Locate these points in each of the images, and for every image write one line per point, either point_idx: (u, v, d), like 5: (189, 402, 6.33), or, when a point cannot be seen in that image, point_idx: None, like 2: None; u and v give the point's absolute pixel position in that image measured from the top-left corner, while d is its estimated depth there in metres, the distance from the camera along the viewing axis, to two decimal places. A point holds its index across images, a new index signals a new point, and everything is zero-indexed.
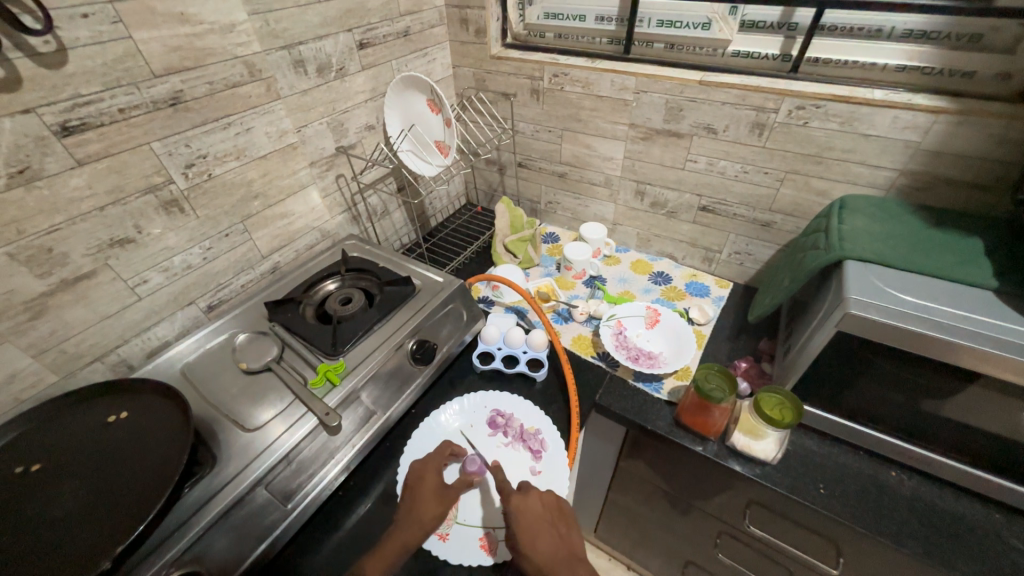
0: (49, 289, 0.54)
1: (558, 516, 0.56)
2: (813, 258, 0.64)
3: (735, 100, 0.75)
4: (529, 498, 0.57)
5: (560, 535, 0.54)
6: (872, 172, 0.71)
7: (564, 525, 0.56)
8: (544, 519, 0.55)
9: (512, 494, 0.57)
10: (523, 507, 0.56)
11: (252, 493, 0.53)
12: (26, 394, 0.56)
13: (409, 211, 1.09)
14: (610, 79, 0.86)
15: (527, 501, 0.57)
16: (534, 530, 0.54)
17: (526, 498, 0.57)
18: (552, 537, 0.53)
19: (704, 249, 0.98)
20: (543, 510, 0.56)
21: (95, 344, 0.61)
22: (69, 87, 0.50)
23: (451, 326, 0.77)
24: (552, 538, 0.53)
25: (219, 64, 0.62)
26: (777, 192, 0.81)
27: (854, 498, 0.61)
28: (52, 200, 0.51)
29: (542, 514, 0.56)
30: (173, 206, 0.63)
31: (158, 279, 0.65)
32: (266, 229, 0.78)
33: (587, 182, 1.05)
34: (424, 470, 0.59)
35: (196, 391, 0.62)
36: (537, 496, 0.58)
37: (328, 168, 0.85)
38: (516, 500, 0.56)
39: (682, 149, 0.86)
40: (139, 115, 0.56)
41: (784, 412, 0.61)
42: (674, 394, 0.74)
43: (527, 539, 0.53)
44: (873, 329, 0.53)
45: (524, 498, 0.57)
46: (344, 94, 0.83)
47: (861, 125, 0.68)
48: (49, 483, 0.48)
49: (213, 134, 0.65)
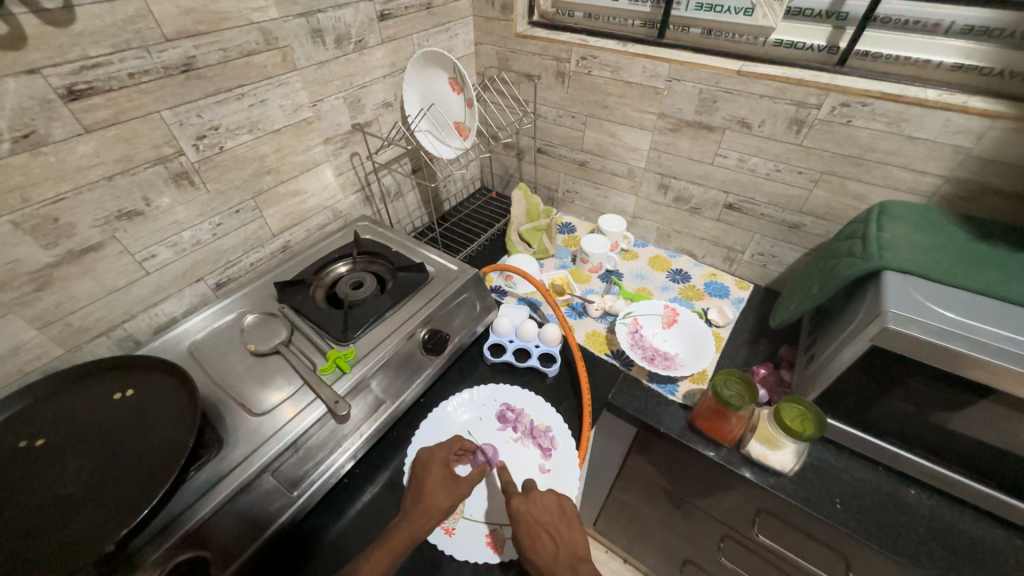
0: (54, 260, 0.52)
1: (560, 515, 0.55)
2: (847, 266, 0.61)
3: (774, 93, 0.71)
4: (529, 499, 0.55)
5: (561, 536, 0.53)
6: (915, 177, 0.67)
7: (566, 523, 0.54)
8: (545, 519, 0.54)
9: (512, 495, 0.56)
10: (524, 509, 0.54)
11: (259, 479, 0.52)
12: (31, 366, 0.54)
13: (423, 194, 1.06)
14: (642, 65, 0.81)
15: (527, 502, 0.55)
16: (534, 534, 0.52)
17: (527, 500, 0.55)
18: (552, 539, 0.52)
19: (726, 248, 0.95)
20: (545, 511, 0.55)
21: (101, 318, 0.59)
22: (77, 48, 0.47)
23: (463, 316, 0.75)
24: (553, 540, 0.52)
25: (234, 30, 0.59)
26: (810, 194, 0.77)
27: (869, 514, 0.60)
28: (58, 167, 0.49)
29: (543, 515, 0.54)
30: (183, 179, 0.61)
31: (166, 254, 0.63)
32: (277, 207, 0.76)
33: (608, 172, 1.01)
34: (432, 462, 0.58)
35: (203, 371, 0.60)
36: (539, 495, 0.56)
37: (343, 146, 0.82)
38: (516, 503, 0.55)
39: (712, 143, 0.82)
40: (149, 81, 0.53)
41: (805, 425, 0.60)
42: (689, 397, 0.72)
43: (528, 544, 0.51)
44: (915, 347, 0.50)
45: (524, 500, 0.55)
46: (362, 67, 0.79)
47: (909, 126, 0.64)
48: (53, 460, 0.47)
49: (226, 105, 0.62)
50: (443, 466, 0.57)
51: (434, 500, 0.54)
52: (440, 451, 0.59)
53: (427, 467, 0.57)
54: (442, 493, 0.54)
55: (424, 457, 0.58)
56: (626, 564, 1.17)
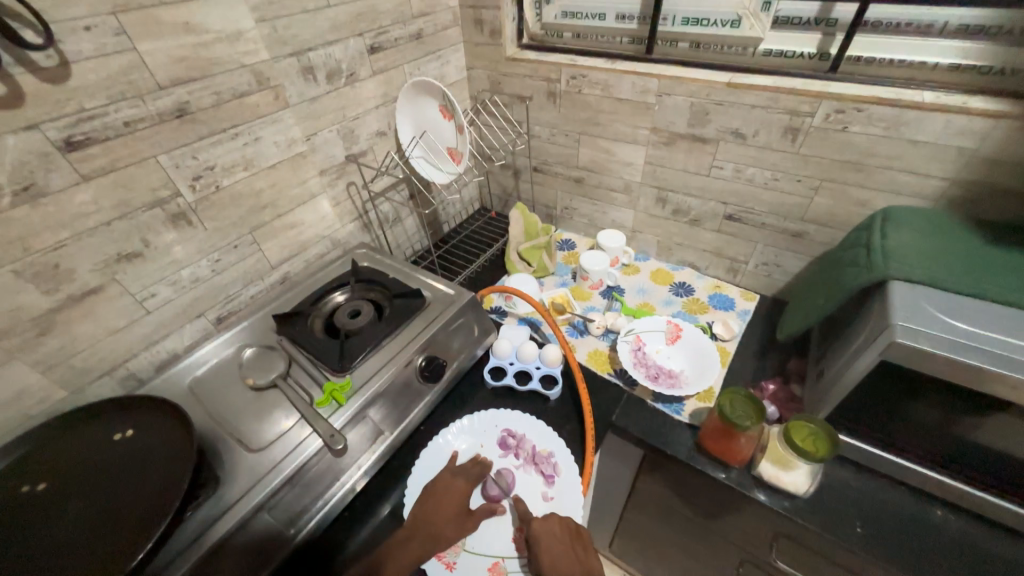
0: (56, 305, 0.54)
1: (575, 538, 0.54)
2: (853, 277, 0.59)
3: (766, 103, 0.70)
4: (548, 520, 0.56)
5: (577, 557, 0.52)
6: (919, 181, 0.65)
7: (581, 545, 0.54)
8: (562, 540, 0.54)
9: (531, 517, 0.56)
10: (543, 529, 0.54)
11: (255, 517, 0.51)
12: (34, 409, 0.56)
13: (422, 218, 1.07)
14: (631, 81, 0.81)
15: (545, 525, 0.55)
16: (553, 551, 0.51)
17: (546, 521, 0.56)
18: (569, 555, 0.52)
19: (729, 259, 0.93)
20: (561, 533, 0.55)
21: (103, 358, 0.60)
22: (73, 102, 0.49)
23: (461, 340, 0.75)
24: (569, 555, 0.51)
25: (226, 73, 0.61)
26: (811, 202, 0.76)
27: (895, 537, 0.56)
28: (57, 216, 0.51)
29: (560, 537, 0.54)
30: (181, 219, 0.62)
31: (166, 292, 0.64)
32: (275, 240, 0.77)
33: (604, 187, 1.01)
34: (454, 490, 0.58)
35: (202, 408, 0.61)
36: (558, 518, 0.56)
37: (339, 176, 0.84)
38: (536, 524, 0.55)
39: (707, 155, 0.81)
40: (144, 128, 0.55)
41: (817, 444, 0.57)
42: (696, 416, 0.70)
43: (546, 559, 0.50)
44: (930, 362, 0.47)
45: (543, 520, 0.55)
46: (355, 100, 0.81)
47: (908, 130, 0.62)
48: (51, 505, 0.48)
49: (220, 145, 0.63)
50: (461, 494, 0.58)
51: (441, 525, 0.55)
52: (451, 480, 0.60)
53: (442, 495, 0.58)
54: (448, 522, 0.55)
55: (441, 485, 0.59)
56: None
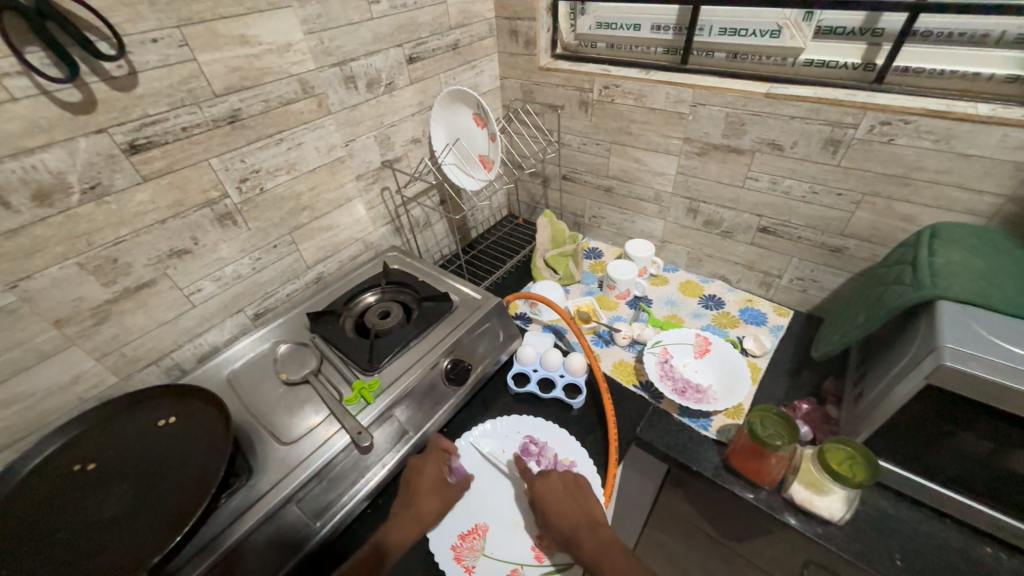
0: (113, 296, 0.58)
1: (577, 490, 0.57)
2: (896, 295, 0.57)
3: (806, 114, 0.69)
4: (549, 479, 0.59)
5: (582, 510, 0.55)
6: (972, 197, 0.62)
7: (582, 498, 0.56)
8: (565, 496, 0.57)
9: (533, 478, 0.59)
10: (546, 489, 0.57)
11: (283, 509, 0.53)
12: (88, 393, 0.59)
13: (451, 223, 1.09)
14: (665, 91, 0.81)
15: (545, 481, 0.58)
16: (559, 508, 0.55)
17: (547, 480, 0.59)
18: (574, 510, 0.55)
19: (762, 273, 0.90)
20: (563, 488, 0.58)
21: (151, 348, 0.64)
22: (138, 108, 0.52)
23: (486, 345, 0.75)
24: (574, 512, 0.55)
25: (275, 82, 0.64)
26: (852, 216, 0.73)
27: (938, 573, 0.53)
28: (119, 213, 0.55)
29: (563, 492, 0.57)
30: (227, 219, 0.66)
31: (210, 288, 0.68)
32: (312, 241, 0.80)
33: (634, 197, 1.00)
34: (427, 462, 0.61)
35: (239, 399, 0.63)
36: (555, 474, 0.59)
37: (373, 181, 0.86)
38: (538, 485, 0.58)
39: (741, 166, 0.80)
40: (199, 133, 0.58)
41: (855, 469, 0.54)
42: (724, 433, 0.69)
43: (554, 519, 0.54)
44: (980, 388, 0.44)
45: (544, 480, 0.58)
46: (392, 107, 0.84)
47: (960, 143, 0.59)
48: (99, 485, 0.51)
49: (267, 150, 0.67)
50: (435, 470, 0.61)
51: (424, 505, 0.57)
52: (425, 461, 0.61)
53: (418, 469, 0.60)
54: (429, 497, 0.58)
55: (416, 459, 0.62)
56: None
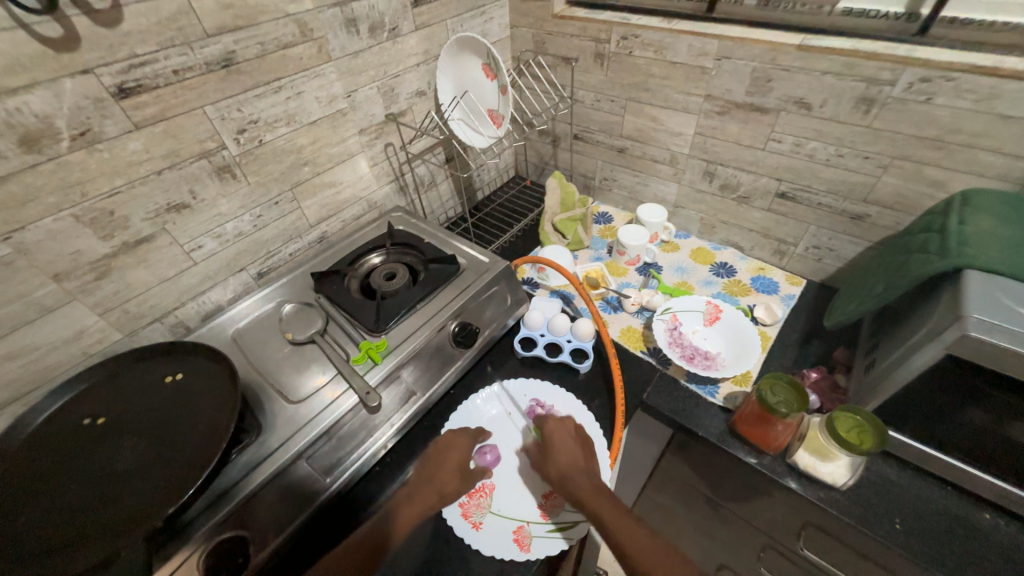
0: (112, 251, 0.56)
1: (582, 439, 0.58)
2: (921, 263, 0.55)
3: (840, 69, 0.64)
4: (559, 421, 0.60)
5: (582, 455, 0.56)
6: (1007, 162, 0.58)
7: (585, 449, 0.57)
8: (568, 439, 0.58)
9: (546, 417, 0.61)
10: (552, 428, 0.59)
11: (293, 465, 0.53)
12: (94, 349, 0.59)
13: (456, 184, 1.06)
14: (688, 42, 0.75)
15: (557, 422, 0.60)
16: (560, 447, 0.56)
17: (557, 421, 0.60)
18: (573, 454, 0.55)
19: (777, 240, 0.88)
20: (569, 433, 0.58)
21: (155, 305, 0.63)
22: (125, 47, 0.49)
23: (493, 308, 0.74)
24: (573, 454, 0.55)
25: (270, 23, 0.59)
26: (878, 181, 0.70)
27: (936, 538, 0.54)
28: (112, 162, 0.52)
29: (568, 435, 0.58)
30: (226, 172, 0.63)
31: (211, 245, 0.66)
32: (314, 198, 0.77)
33: (648, 159, 0.96)
34: (458, 442, 0.59)
35: (245, 357, 0.63)
36: (568, 421, 0.60)
37: (377, 136, 0.82)
38: (547, 422, 0.60)
39: (764, 126, 0.76)
40: (192, 77, 0.55)
41: (862, 436, 0.54)
42: (731, 400, 0.69)
43: (551, 454, 0.56)
44: (1002, 359, 0.43)
45: (555, 421, 0.60)
46: (396, 56, 0.78)
47: (1003, 103, 0.55)
48: (110, 439, 0.51)
49: (265, 99, 0.63)
50: (465, 451, 0.58)
51: (446, 481, 0.54)
52: (454, 439, 0.59)
53: (451, 444, 0.58)
54: (454, 477, 0.55)
55: (448, 438, 0.59)
56: None
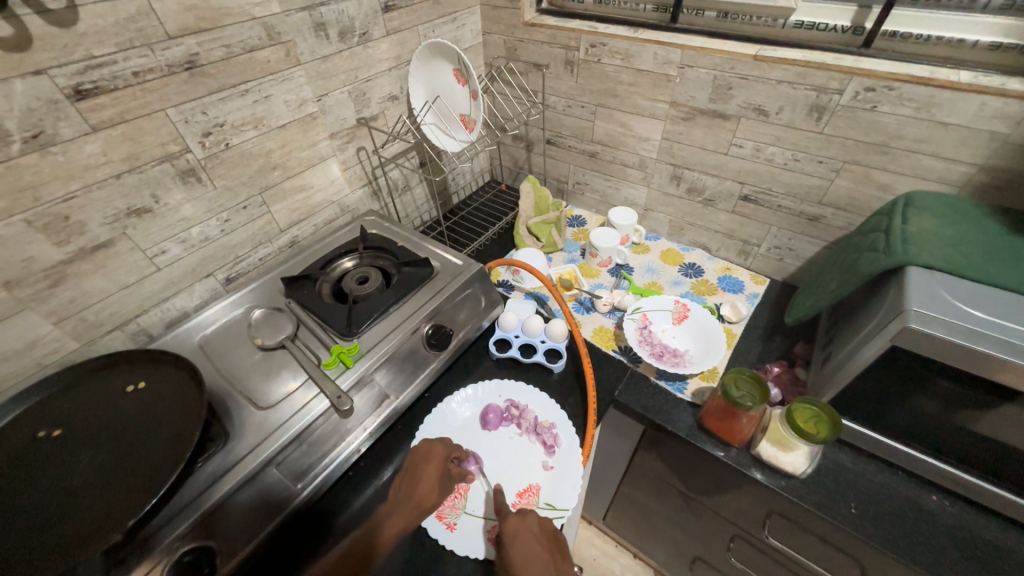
0: (68, 257, 0.54)
1: (549, 538, 0.51)
2: (869, 261, 0.58)
3: (793, 78, 0.68)
4: (526, 519, 0.52)
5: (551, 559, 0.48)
6: (945, 166, 0.63)
7: (554, 549, 0.50)
8: (533, 539, 0.50)
9: (511, 515, 0.53)
10: (517, 529, 0.51)
11: (262, 472, 0.52)
12: (48, 359, 0.57)
13: (431, 187, 1.06)
14: (653, 51, 0.78)
15: (526, 522, 0.52)
16: (527, 550, 0.48)
17: (522, 519, 0.52)
18: (542, 557, 0.48)
19: (741, 241, 0.91)
20: (536, 533, 0.51)
21: (115, 313, 0.61)
22: (81, 48, 0.48)
23: (468, 311, 0.75)
24: (543, 557, 0.48)
25: (235, 25, 0.59)
26: (831, 184, 0.74)
27: (888, 520, 0.57)
28: (67, 166, 0.50)
29: (533, 537, 0.50)
30: (190, 176, 0.62)
31: (176, 250, 0.64)
32: (284, 202, 0.76)
33: (619, 163, 0.98)
34: (433, 454, 0.58)
35: (212, 364, 0.62)
36: (532, 518, 0.53)
37: (349, 140, 0.82)
38: (510, 523, 0.52)
39: (726, 132, 0.79)
40: (153, 80, 0.54)
41: (820, 426, 0.57)
42: (698, 396, 0.71)
43: (517, 559, 0.47)
44: (940, 349, 0.47)
45: (521, 519, 0.52)
46: (367, 60, 0.79)
47: (940, 111, 0.60)
48: (65, 451, 0.49)
49: (230, 102, 0.62)
50: (440, 463, 0.57)
51: (424, 496, 0.53)
52: (429, 450, 0.58)
53: (425, 458, 0.57)
54: (431, 491, 0.54)
55: (423, 451, 0.58)
56: (636, 560, 1.15)
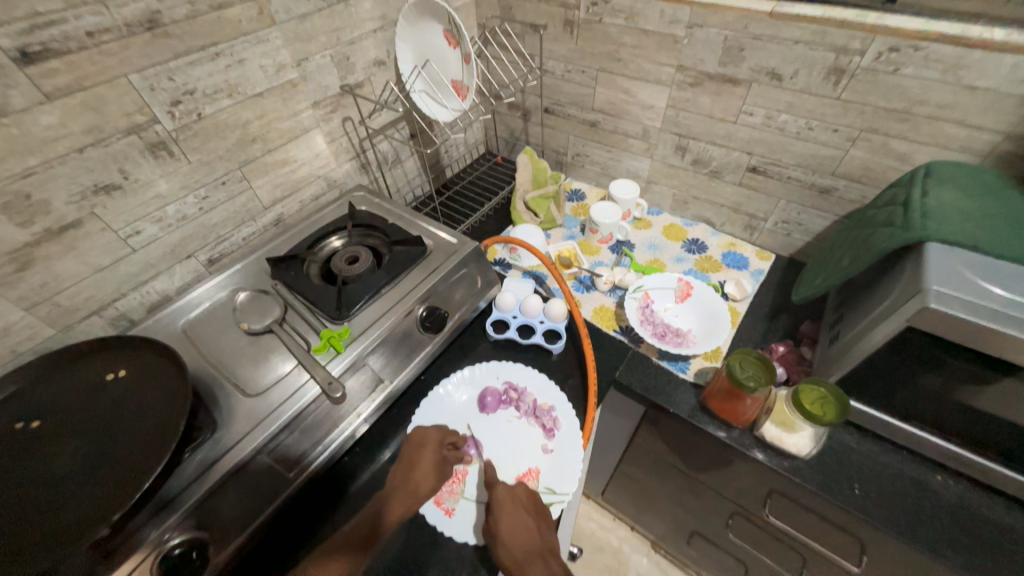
0: (33, 238, 0.50)
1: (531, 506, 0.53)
2: (885, 237, 0.55)
3: (811, 38, 0.63)
4: (512, 488, 0.54)
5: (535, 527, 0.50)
6: (970, 134, 0.59)
7: (537, 516, 0.52)
8: (518, 509, 0.52)
9: (497, 483, 0.55)
10: (503, 499, 0.52)
11: (253, 461, 0.50)
12: (22, 346, 0.54)
13: (423, 160, 1.01)
14: (660, 9, 0.72)
15: (512, 492, 0.53)
16: (512, 520, 0.50)
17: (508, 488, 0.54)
18: (526, 527, 0.50)
19: (747, 216, 0.88)
20: (520, 501, 0.53)
21: (91, 297, 0.58)
22: (24, 4, 0.42)
23: (463, 291, 0.72)
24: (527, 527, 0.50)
25: None
26: (845, 154, 0.70)
27: (890, 499, 0.57)
28: (22, 139, 0.46)
29: (518, 507, 0.52)
30: (161, 149, 0.57)
31: (152, 230, 0.61)
32: (266, 178, 0.72)
33: (620, 133, 0.94)
34: (429, 441, 0.56)
35: (197, 350, 0.59)
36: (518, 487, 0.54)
37: (333, 109, 0.77)
38: (497, 492, 0.53)
39: (736, 98, 0.74)
40: (111, 41, 0.49)
41: (826, 408, 0.55)
42: (701, 376, 0.69)
43: (502, 528, 0.49)
44: (958, 329, 0.44)
45: (507, 487, 0.54)
46: (349, 21, 0.73)
47: (968, 73, 0.55)
48: (45, 442, 0.47)
49: (200, 67, 0.57)
50: (436, 450, 0.55)
51: (421, 483, 0.53)
52: (425, 437, 0.57)
53: (421, 446, 0.56)
54: (429, 477, 0.53)
55: (419, 437, 0.57)
56: (633, 532, 1.17)
